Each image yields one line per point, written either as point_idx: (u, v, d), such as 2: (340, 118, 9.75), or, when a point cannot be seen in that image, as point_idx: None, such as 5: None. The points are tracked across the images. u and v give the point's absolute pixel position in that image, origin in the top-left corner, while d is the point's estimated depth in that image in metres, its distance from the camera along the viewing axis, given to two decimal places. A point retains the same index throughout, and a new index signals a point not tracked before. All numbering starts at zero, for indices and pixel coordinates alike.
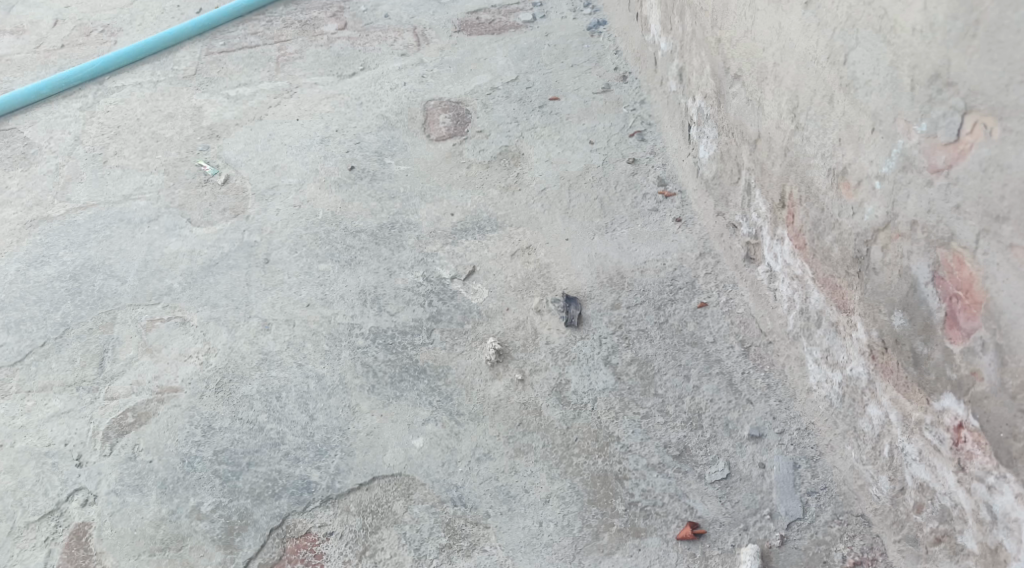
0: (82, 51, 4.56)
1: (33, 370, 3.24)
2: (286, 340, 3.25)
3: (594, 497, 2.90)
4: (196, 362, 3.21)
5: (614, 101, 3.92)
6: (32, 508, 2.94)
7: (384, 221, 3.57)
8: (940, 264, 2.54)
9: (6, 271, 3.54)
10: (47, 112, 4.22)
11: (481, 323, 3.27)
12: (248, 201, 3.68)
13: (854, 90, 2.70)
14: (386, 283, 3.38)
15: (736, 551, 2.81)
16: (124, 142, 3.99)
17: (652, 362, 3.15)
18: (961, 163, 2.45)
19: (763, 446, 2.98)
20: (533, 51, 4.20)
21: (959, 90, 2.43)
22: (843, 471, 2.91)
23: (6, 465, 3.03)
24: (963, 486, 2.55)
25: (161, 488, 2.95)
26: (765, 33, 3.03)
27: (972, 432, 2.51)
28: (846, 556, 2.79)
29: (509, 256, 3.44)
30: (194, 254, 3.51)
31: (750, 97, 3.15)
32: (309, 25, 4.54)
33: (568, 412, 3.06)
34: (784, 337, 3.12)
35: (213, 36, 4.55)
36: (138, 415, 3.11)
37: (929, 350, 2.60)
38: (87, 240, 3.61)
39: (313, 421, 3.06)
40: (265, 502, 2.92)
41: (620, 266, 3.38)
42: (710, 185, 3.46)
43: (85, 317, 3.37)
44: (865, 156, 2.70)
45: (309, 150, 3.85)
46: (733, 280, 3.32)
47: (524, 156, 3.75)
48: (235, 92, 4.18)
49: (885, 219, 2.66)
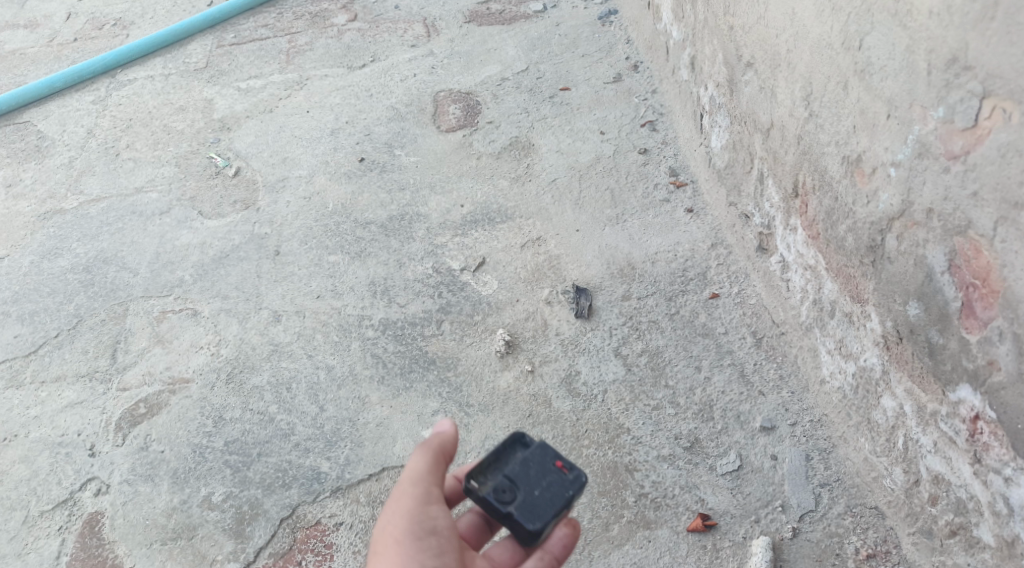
0: (95, 45, 4.60)
1: (47, 361, 3.28)
2: (296, 331, 3.27)
3: (604, 488, 2.91)
4: (208, 353, 3.23)
5: (626, 90, 3.90)
6: (46, 498, 2.98)
7: (393, 212, 3.57)
8: (957, 252, 2.51)
9: (21, 263, 3.58)
10: (61, 106, 4.26)
11: (490, 314, 3.27)
12: (259, 193, 3.69)
13: (868, 76, 2.67)
14: (396, 275, 3.38)
15: (747, 543, 2.80)
16: (136, 135, 4.03)
17: (663, 353, 3.13)
18: (978, 149, 2.42)
19: (775, 439, 2.96)
20: (543, 41, 4.19)
21: (977, 73, 2.40)
22: (857, 463, 2.88)
23: (20, 455, 3.07)
24: (979, 478, 2.52)
25: (173, 478, 2.97)
26: (778, 20, 3.00)
27: (989, 424, 2.48)
28: (860, 549, 2.77)
29: (519, 248, 3.43)
30: (205, 246, 3.54)
31: (763, 85, 3.12)
32: (320, 17, 4.55)
33: (578, 403, 3.06)
34: (797, 328, 3.09)
35: (224, 29, 4.57)
36: (149, 405, 3.13)
37: (945, 340, 2.57)
38: (100, 232, 3.64)
39: (323, 412, 3.08)
40: (275, 492, 2.93)
41: (632, 257, 3.36)
42: (722, 174, 3.43)
43: (97, 308, 3.40)
44: (880, 142, 2.67)
45: (320, 142, 3.87)
46: (745, 271, 3.29)
47: (534, 146, 3.74)
48: (246, 85, 4.20)
49: (900, 207, 2.63)
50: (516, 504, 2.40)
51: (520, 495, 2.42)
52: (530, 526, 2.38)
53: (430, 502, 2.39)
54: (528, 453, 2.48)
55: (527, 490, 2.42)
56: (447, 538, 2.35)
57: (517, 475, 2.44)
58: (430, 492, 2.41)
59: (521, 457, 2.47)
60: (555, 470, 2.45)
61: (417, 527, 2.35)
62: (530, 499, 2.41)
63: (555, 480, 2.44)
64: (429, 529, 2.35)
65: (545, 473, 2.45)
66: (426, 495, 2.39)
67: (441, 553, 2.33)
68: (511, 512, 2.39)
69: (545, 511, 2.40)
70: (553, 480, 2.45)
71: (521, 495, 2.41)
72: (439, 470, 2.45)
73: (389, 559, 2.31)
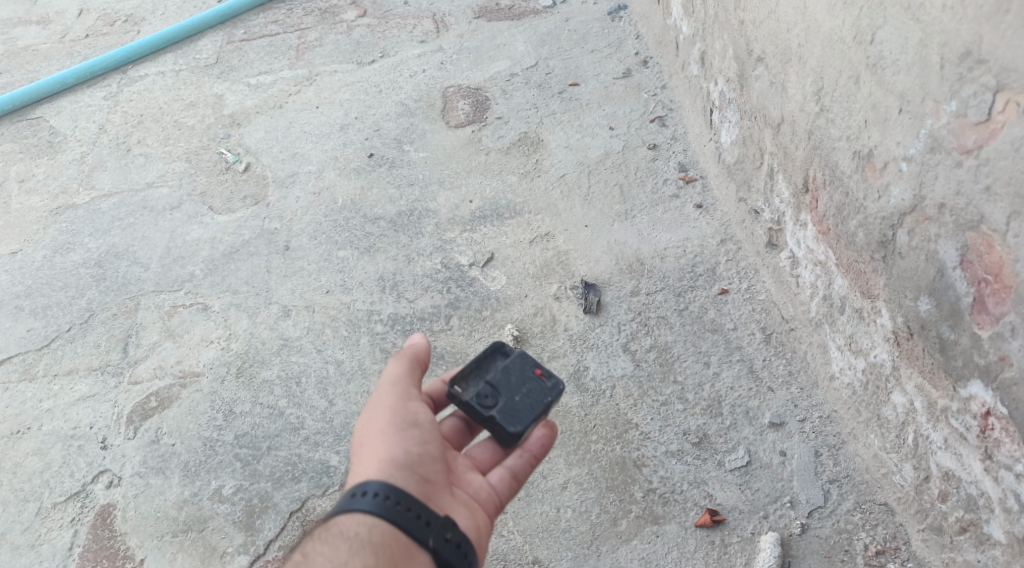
0: (107, 41, 4.62)
1: (59, 354, 3.30)
2: (305, 326, 3.28)
3: (612, 483, 2.92)
4: (218, 347, 3.25)
5: (635, 86, 3.90)
6: (58, 490, 3.00)
7: (403, 208, 3.58)
8: (969, 248, 2.50)
9: (34, 258, 3.60)
10: (73, 102, 4.29)
11: (499, 310, 3.27)
12: (269, 188, 3.71)
13: (880, 70, 2.66)
14: (405, 270, 3.39)
15: (756, 539, 2.80)
16: (148, 130, 4.05)
17: (671, 349, 3.13)
18: (991, 144, 2.41)
19: (784, 435, 2.95)
20: (553, 37, 4.19)
21: (991, 67, 2.39)
22: (866, 460, 2.87)
23: (33, 447, 3.10)
24: (990, 474, 2.51)
25: (184, 471, 2.99)
26: (789, 14, 3.00)
27: (1000, 420, 2.47)
28: (868, 545, 2.76)
29: (528, 243, 3.44)
30: (216, 241, 3.56)
31: (774, 79, 3.12)
32: (329, 13, 4.57)
33: (587, 399, 3.06)
34: (806, 324, 3.08)
35: (234, 25, 4.59)
36: (160, 399, 3.15)
37: (956, 335, 2.56)
38: (111, 226, 3.66)
39: (332, 406, 3.09)
40: (285, 485, 2.94)
41: (641, 253, 3.36)
42: (732, 170, 3.42)
43: (109, 302, 3.42)
44: (891, 137, 2.66)
45: (329, 137, 3.88)
46: (754, 266, 3.29)
47: (543, 142, 3.74)
48: (256, 81, 4.22)
49: (911, 202, 2.62)
50: (498, 408, 2.55)
51: (501, 401, 2.57)
52: (511, 429, 2.53)
53: (410, 398, 2.53)
54: (509, 362, 2.64)
55: (509, 396, 2.57)
56: (429, 432, 2.49)
57: (498, 382, 2.60)
58: (411, 390, 2.54)
59: (501, 366, 2.63)
60: (534, 378, 2.62)
61: (400, 420, 2.48)
62: (511, 404, 2.56)
63: (534, 387, 2.60)
64: (412, 423, 2.48)
65: (524, 381, 2.61)
66: (407, 391, 2.53)
67: (423, 444, 2.46)
68: (494, 415, 2.54)
69: (526, 416, 2.55)
70: (532, 388, 2.61)
71: (503, 400, 2.57)
72: (416, 373, 2.58)
73: (375, 449, 2.44)
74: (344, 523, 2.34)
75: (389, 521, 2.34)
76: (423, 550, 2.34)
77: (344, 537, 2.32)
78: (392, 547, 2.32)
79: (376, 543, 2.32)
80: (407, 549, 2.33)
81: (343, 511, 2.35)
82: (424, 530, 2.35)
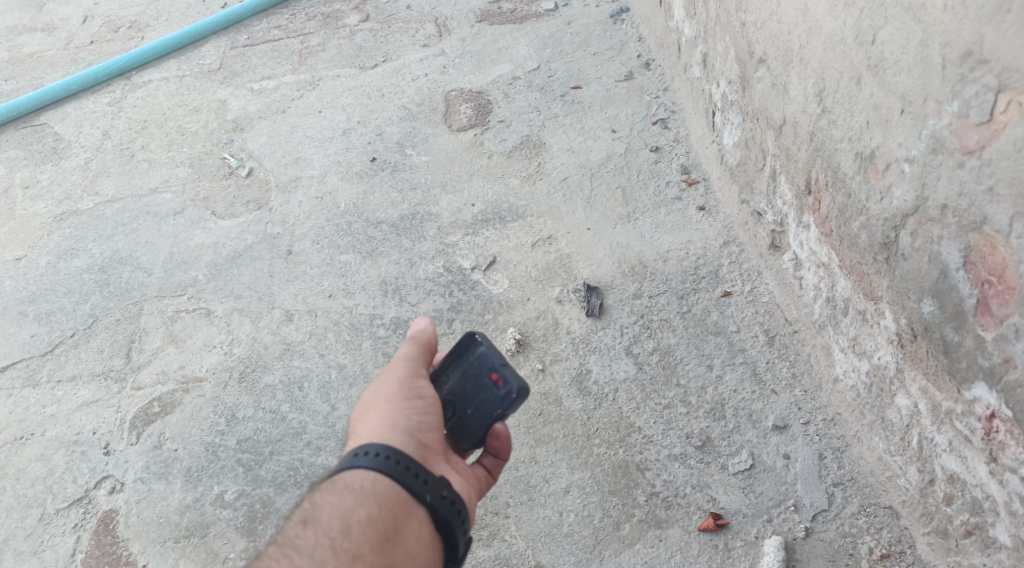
0: (111, 47, 4.65)
1: (63, 360, 3.32)
2: (308, 330, 3.29)
3: (615, 487, 2.91)
4: (220, 353, 3.26)
5: (637, 88, 3.89)
6: (62, 495, 3.02)
7: (405, 212, 3.58)
8: (972, 249, 2.48)
9: (38, 264, 3.63)
10: (77, 108, 4.31)
11: (501, 313, 3.27)
12: (271, 193, 3.72)
13: (882, 71, 2.65)
14: (407, 274, 3.40)
15: (760, 543, 2.79)
16: (151, 136, 4.07)
17: (674, 352, 3.12)
18: (994, 144, 2.39)
19: (787, 437, 2.94)
20: (555, 40, 4.18)
21: (992, 67, 2.37)
22: (870, 463, 2.85)
23: (36, 453, 3.12)
24: (995, 477, 2.50)
25: (186, 476, 3.01)
26: (791, 15, 2.98)
27: (1005, 422, 2.45)
28: (873, 549, 2.74)
29: (530, 247, 3.43)
30: (218, 246, 3.57)
31: (775, 81, 3.10)
32: (332, 18, 4.57)
33: (589, 402, 3.06)
34: (809, 326, 3.07)
35: (237, 31, 4.61)
36: (163, 404, 3.16)
37: (960, 337, 2.54)
38: (115, 232, 3.68)
39: (335, 410, 3.09)
40: (287, 490, 2.95)
41: (644, 255, 3.36)
42: (735, 172, 3.41)
43: (112, 308, 3.44)
44: (893, 137, 2.64)
45: (332, 142, 3.89)
46: (757, 269, 3.27)
47: (546, 145, 3.74)
48: (259, 86, 4.23)
49: (913, 203, 2.61)
50: (450, 424, 2.53)
51: (457, 413, 2.54)
52: (463, 445, 2.52)
53: (416, 378, 2.53)
54: (468, 365, 2.56)
55: (462, 410, 2.53)
56: (432, 405, 2.49)
57: (455, 393, 2.55)
58: (417, 367, 2.54)
59: (460, 369, 2.57)
60: (489, 386, 2.53)
61: (405, 391, 2.47)
62: (463, 419, 2.53)
63: (488, 397, 2.52)
64: (416, 395, 2.48)
65: (479, 389, 2.53)
66: (413, 365, 2.53)
67: (425, 413, 2.46)
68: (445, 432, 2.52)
69: (475, 431, 2.51)
70: (488, 396, 2.53)
71: (456, 415, 2.53)
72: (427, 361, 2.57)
73: (379, 414, 2.42)
74: (347, 477, 2.33)
75: (390, 477, 2.32)
76: (420, 505, 2.33)
77: (349, 489, 2.31)
78: (393, 501, 2.31)
79: (379, 495, 2.30)
80: (406, 504, 2.32)
81: (346, 467, 2.34)
82: (421, 487, 2.33)
